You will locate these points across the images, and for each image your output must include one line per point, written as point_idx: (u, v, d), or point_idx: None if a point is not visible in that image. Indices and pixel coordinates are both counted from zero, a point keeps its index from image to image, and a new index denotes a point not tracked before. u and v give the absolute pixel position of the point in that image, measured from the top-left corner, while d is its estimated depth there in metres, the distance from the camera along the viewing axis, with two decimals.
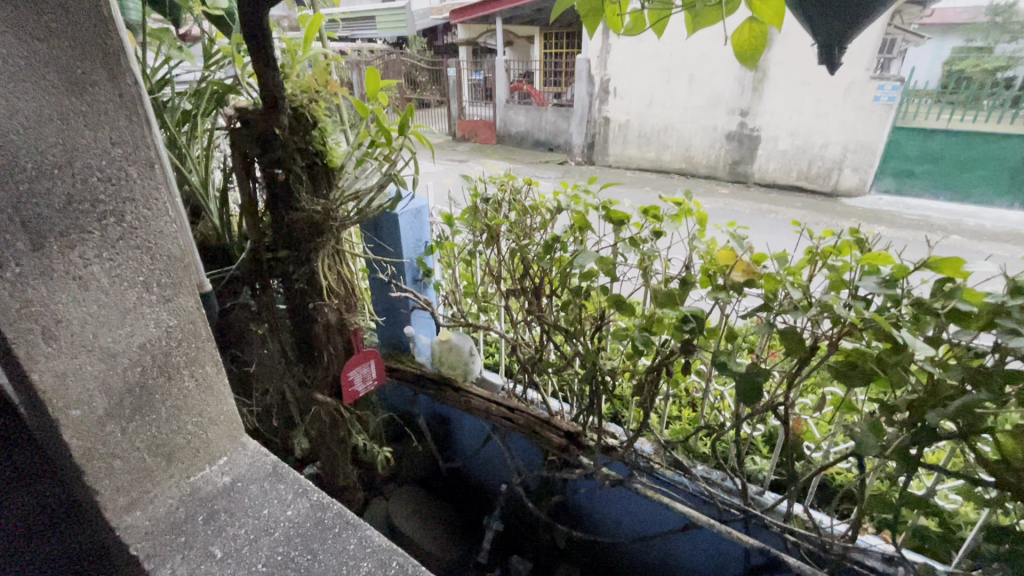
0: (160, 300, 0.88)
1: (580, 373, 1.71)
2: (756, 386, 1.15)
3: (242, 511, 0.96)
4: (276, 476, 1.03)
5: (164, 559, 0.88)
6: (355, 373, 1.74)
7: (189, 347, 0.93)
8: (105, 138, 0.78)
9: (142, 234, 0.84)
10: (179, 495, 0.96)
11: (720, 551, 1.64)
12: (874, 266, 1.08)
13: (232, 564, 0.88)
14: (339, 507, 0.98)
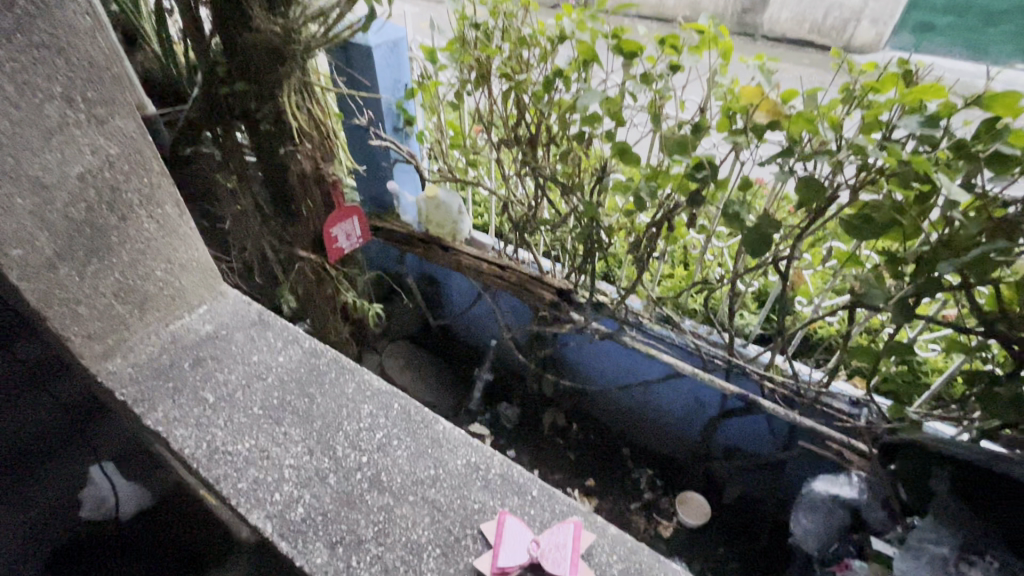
0: (92, 121, 0.83)
1: (575, 230, 1.64)
2: (765, 239, 1.10)
3: (232, 359, 1.02)
4: (263, 324, 1.08)
5: (153, 404, 0.94)
6: (338, 229, 1.64)
7: (141, 182, 0.92)
8: None
9: (51, 31, 0.76)
10: (161, 342, 1.01)
11: (698, 396, 1.75)
12: (918, 103, 0.96)
13: (226, 408, 0.95)
14: (332, 354, 1.06)
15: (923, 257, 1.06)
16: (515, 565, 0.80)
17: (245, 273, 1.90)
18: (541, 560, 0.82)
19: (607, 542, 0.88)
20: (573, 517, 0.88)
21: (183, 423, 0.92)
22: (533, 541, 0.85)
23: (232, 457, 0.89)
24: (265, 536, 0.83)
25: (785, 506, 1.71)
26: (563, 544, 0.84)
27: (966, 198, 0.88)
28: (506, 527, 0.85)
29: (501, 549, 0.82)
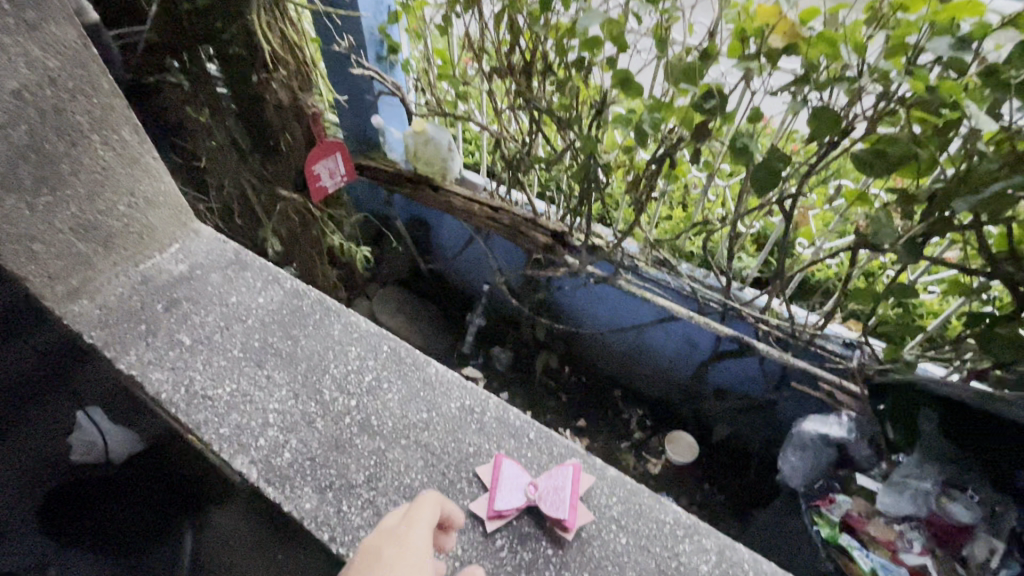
0: (23, 27, 0.80)
1: (572, 168, 1.55)
2: (772, 176, 1.04)
3: (209, 301, 1.08)
4: (241, 264, 1.15)
5: (128, 347, 1.00)
6: (320, 167, 1.53)
7: (89, 103, 0.91)
8: None
9: None
10: (131, 285, 1.06)
11: (691, 339, 1.75)
12: (951, 22, 0.87)
13: (204, 348, 1.02)
14: (315, 296, 1.13)
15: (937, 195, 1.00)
16: (513, 508, 0.89)
17: (225, 214, 1.81)
18: (539, 501, 0.91)
19: (606, 485, 0.95)
20: (570, 460, 0.95)
21: (158, 367, 0.99)
22: (531, 484, 0.92)
23: (212, 401, 0.97)
24: (252, 480, 0.90)
25: (773, 444, 1.75)
26: (560, 484, 0.92)
27: (994, 128, 0.81)
28: (504, 472, 0.93)
29: (499, 492, 0.90)
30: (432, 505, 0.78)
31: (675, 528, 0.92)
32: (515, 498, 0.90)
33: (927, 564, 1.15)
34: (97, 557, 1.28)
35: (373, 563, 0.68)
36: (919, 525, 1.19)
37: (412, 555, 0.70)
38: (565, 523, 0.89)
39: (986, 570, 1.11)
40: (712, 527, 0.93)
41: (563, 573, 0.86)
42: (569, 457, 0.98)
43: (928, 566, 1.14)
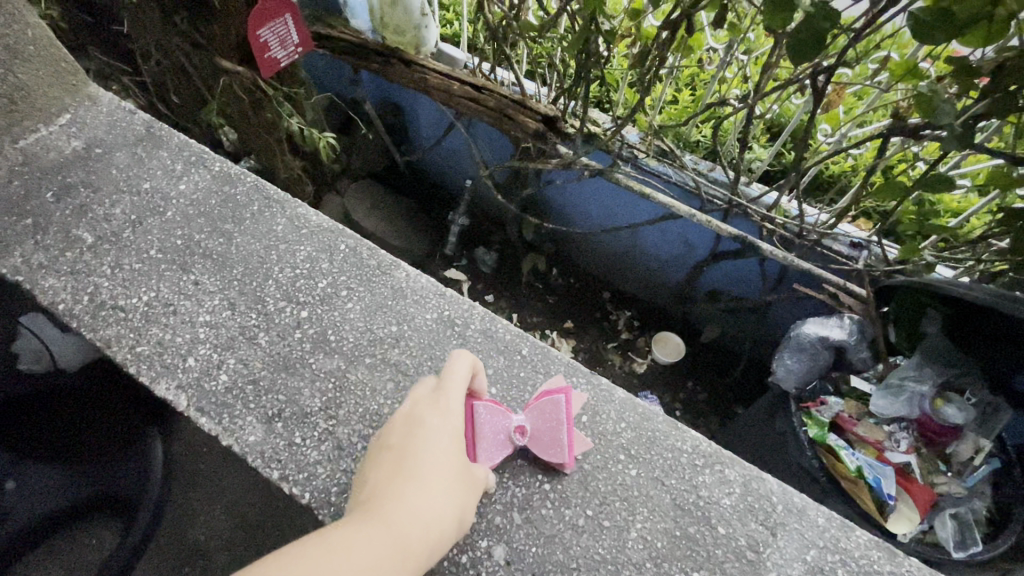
0: None
1: (567, 38, 1.32)
2: (813, 40, 0.86)
3: (118, 187, 0.98)
4: (155, 142, 1.04)
5: (18, 246, 0.91)
6: (266, 32, 1.28)
7: None
8: None
9: None
10: (9, 166, 0.96)
11: (688, 240, 1.64)
12: None
13: (110, 248, 0.93)
14: (252, 183, 1.03)
15: (1007, 65, 0.84)
16: (498, 457, 0.84)
17: (157, 90, 1.56)
18: (528, 444, 0.85)
19: (614, 410, 0.93)
20: (560, 392, 0.87)
21: (52, 273, 0.90)
22: (517, 427, 0.85)
23: (124, 314, 0.88)
24: (182, 408, 0.83)
25: (763, 347, 1.72)
26: (549, 422, 0.85)
27: None
28: (480, 420, 0.84)
29: (480, 444, 0.83)
30: (466, 374, 0.81)
31: (695, 457, 0.91)
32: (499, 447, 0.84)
33: (912, 462, 1.16)
34: (59, 466, 1.22)
35: (418, 425, 0.73)
36: (911, 426, 1.18)
37: (452, 419, 0.75)
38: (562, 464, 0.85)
39: (967, 466, 1.14)
40: (736, 457, 0.91)
41: (563, 509, 0.85)
42: (557, 384, 0.89)
43: (911, 464, 1.15)
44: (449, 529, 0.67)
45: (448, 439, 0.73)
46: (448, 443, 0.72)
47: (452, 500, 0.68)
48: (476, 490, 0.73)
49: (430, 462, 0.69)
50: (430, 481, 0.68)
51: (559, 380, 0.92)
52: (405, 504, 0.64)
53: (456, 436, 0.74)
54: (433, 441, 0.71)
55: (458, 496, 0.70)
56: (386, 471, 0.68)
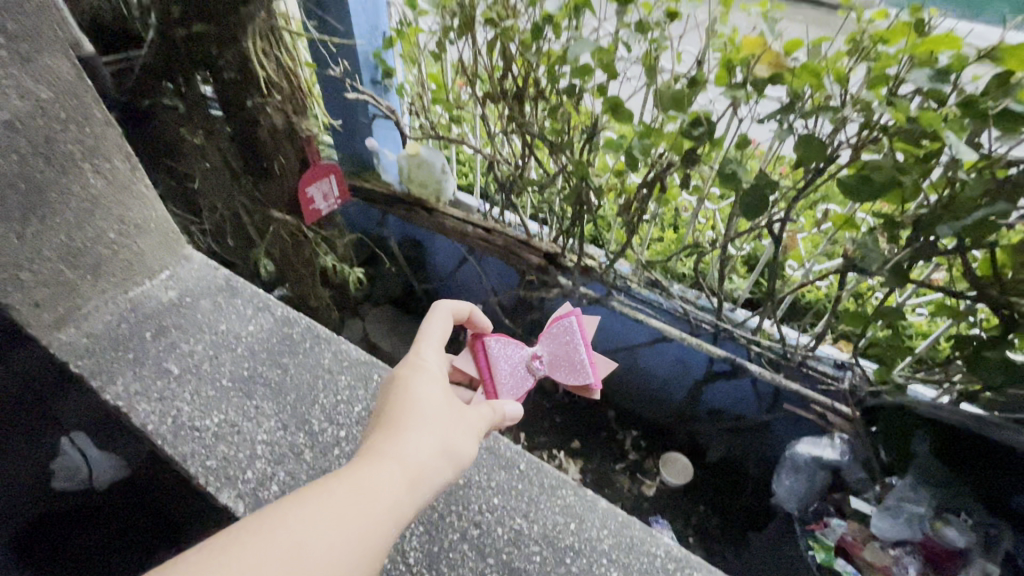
0: (18, 60, 0.87)
1: (563, 191, 1.58)
2: (761, 202, 1.07)
3: (201, 329, 1.15)
4: (231, 292, 1.23)
5: (116, 377, 1.06)
6: (314, 189, 1.55)
7: (86, 139, 1.00)
8: None
9: None
10: (118, 312, 1.14)
11: (684, 361, 1.76)
12: (929, 55, 0.90)
13: (192, 378, 1.07)
14: (305, 324, 1.19)
15: (922, 219, 1.03)
16: (522, 389, 1.00)
17: (218, 236, 1.83)
18: (548, 371, 1.03)
19: (597, 517, 0.98)
20: (569, 316, 1.04)
21: (144, 398, 1.04)
22: (532, 358, 1.02)
23: (199, 433, 1.00)
24: (240, 514, 0.91)
25: (768, 465, 1.74)
26: (564, 346, 1.03)
27: (973, 158, 0.84)
28: (495, 356, 0.99)
29: (499, 373, 0.98)
30: (437, 330, 0.88)
31: (666, 561, 0.93)
32: (520, 377, 1.00)
33: None
34: None
35: (394, 382, 0.78)
36: (915, 549, 1.20)
37: (426, 370, 0.80)
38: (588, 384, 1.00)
39: None
40: (703, 561, 0.94)
41: None
42: (564, 311, 1.06)
43: None
44: (439, 465, 0.70)
45: (426, 384, 0.78)
46: (427, 389, 0.77)
47: (435, 438, 0.71)
48: (468, 425, 0.77)
49: (411, 407, 0.74)
50: (412, 422, 0.72)
51: (564, 307, 1.09)
52: (379, 447, 0.69)
53: (437, 383, 0.79)
54: (415, 390, 0.76)
55: (443, 432, 0.73)
56: (374, 424, 0.73)
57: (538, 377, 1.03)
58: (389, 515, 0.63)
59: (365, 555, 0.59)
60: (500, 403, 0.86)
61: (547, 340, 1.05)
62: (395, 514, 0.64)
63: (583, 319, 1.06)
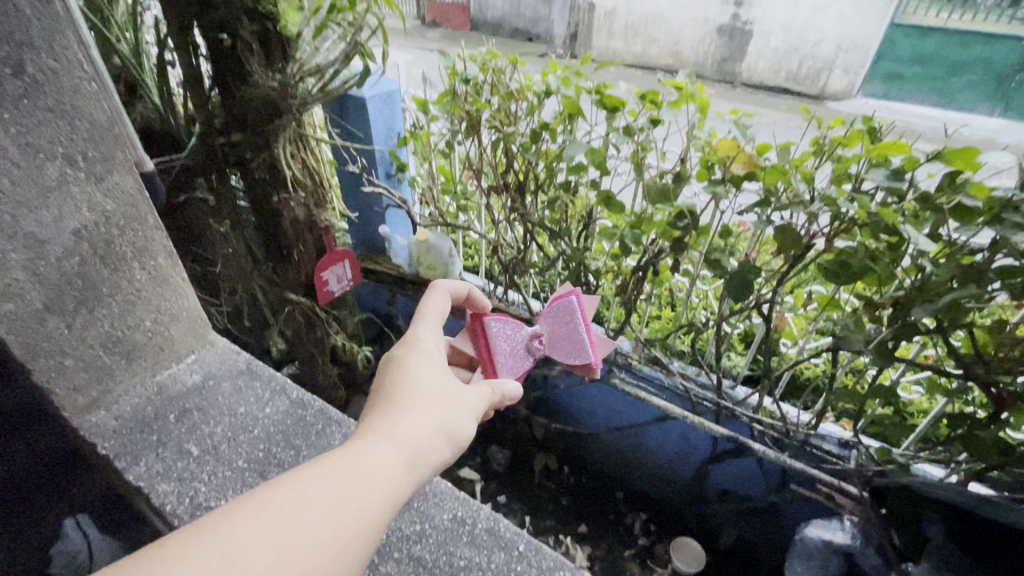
0: (90, 178, 0.99)
1: (563, 273, 1.68)
2: (746, 285, 1.15)
3: (220, 410, 1.20)
4: (250, 373, 1.29)
5: (137, 458, 1.10)
6: (329, 273, 1.65)
7: (136, 239, 1.11)
8: (32, 19, 0.85)
9: (58, 93, 0.92)
10: (146, 394, 1.20)
11: (689, 440, 1.75)
12: (883, 157, 1.02)
13: (208, 459, 1.11)
14: (317, 405, 1.23)
15: (900, 301, 1.09)
16: (521, 367, 1.03)
17: (236, 316, 1.92)
18: (548, 351, 1.07)
19: None
20: (569, 295, 1.07)
21: (165, 479, 1.07)
22: (531, 338, 1.05)
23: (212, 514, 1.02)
24: None
25: (782, 551, 1.68)
26: (565, 325, 1.07)
27: (933, 248, 0.92)
28: (495, 335, 1.02)
29: (498, 351, 1.01)
30: (433, 314, 0.92)
31: None
32: (519, 357, 1.03)
33: None
34: None
35: (392, 362, 0.82)
36: None
37: (423, 350, 0.84)
38: (590, 362, 1.05)
39: None
40: None
41: None
42: (565, 291, 1.10)
43: None
44: (436, 445, 0.73)
45: (421, 363, 0.81)
46: (423, 369, 0.80)
47: (431, 419, 0.74)
48: (467, 405, 0.80)
49: (409, 388, 0.77)
50: (409, 404, 0.75)
51: (566, 286, 1.12)
52: (376, 425, 0.72)
53: (433, 363, 0.83)
54: (412, 372, 0.79)
55: (441, 413, 0.76)
56: (374, 404, 0.77)
57: (538, 357, 1.06)
58: (384, 495, 0.66)
59: (360, 528, 0.63)
60: (500, 383, 0.90)
61: (547, 319, 1.09)
62: (391, 493, 0.67)
63: (583, 299, 1.10)
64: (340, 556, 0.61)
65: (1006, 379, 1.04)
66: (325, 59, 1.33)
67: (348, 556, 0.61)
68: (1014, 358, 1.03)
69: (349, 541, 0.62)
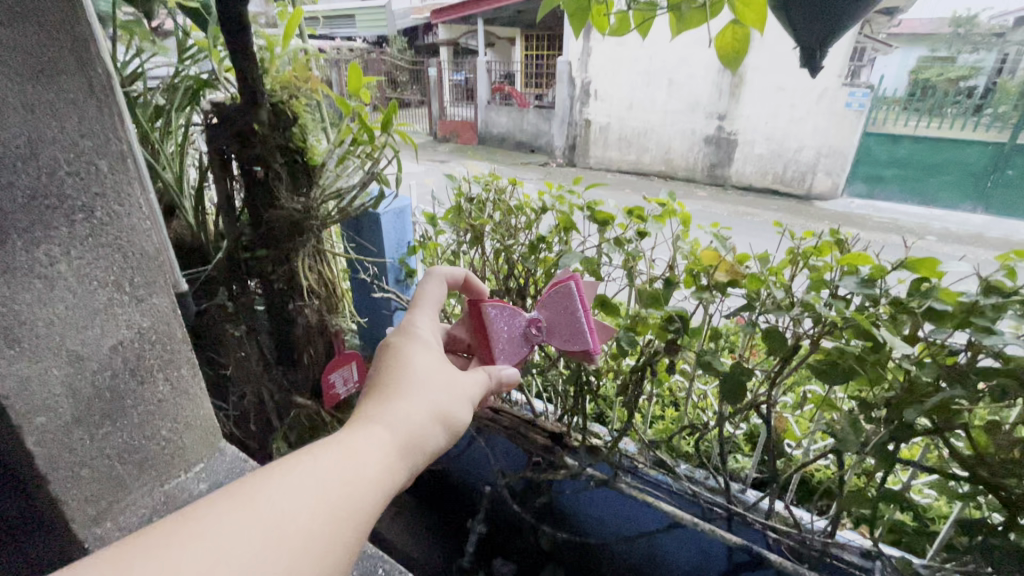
0: (131, 300, 1.14)
1: (564, 374, 1.72)
2: (739, 386, 1.19)
3: None
4: None
5: None
6: (336, 375, 1.68)
7: (161, 351, 1.21)
8: (100, 168, 1.04)
9: (112, 230, 1.09)
10: (151, 506, 1.22)
11: (703, 550, 1.66)
12: (853, 266, 1.10)
13: None
14: None
15: (891, 401, 1.11)
16: (519, 354, 1.10)
17: (242, 420, 1.94)
18: (547, 336, 1.12)
19: None
20: (568, 281, 1.09)
21: None
22: (530, 323, 1.12)
23: None
24: None
25: None
26: (564, 313, 1.10)
27: (909, 350, 0.96)
28: (492, 319, 1.11)
29: (496, 337, 1.11)
30: (427, 309, 0.96)
31: None
32: (516, 345, 1.10)
33: None
34: None
35: (388, 349, 0.85)
36: None
37: (417, 338, 0.87)
38: (588, 348, 1.09)
39: None
40: None
41: None
42: (565, 275, 1.11)
43: None
44: (430, 431, 0.75)
45: (416, 351, 0.84)
46: (418, 356, 0.83)
47: (426, 404, 0.76)
48: (461, 391, 0.83)
49: (403, 376, 0.79)
50: (403, 392, 0.77)
51: (567, 270, 1.13)
52: (371, 411, 0.74)
53: (428, 352, 0.85)
54: (407, 359, 0.82)
55: (435, 400, 0.78)
56: (367, 393, 0.79)
57: (537, 342, 1.12)
58: (377, 478, 0.67)
59: (354, 511, 0.64)
60: (496, 369, 0.94)
61: (546, 305, 1.13)
62: (384, 477, 0.68)
63: (584, 283, 1.11)
64: (333, 541, 0.61)
65: (1012, 481, 1.02)
66: (346, 183, 1.50)
67: (341, 541, 0.62)
68: (1015, 460, 1.02)
69: (340, 526, 0.62)
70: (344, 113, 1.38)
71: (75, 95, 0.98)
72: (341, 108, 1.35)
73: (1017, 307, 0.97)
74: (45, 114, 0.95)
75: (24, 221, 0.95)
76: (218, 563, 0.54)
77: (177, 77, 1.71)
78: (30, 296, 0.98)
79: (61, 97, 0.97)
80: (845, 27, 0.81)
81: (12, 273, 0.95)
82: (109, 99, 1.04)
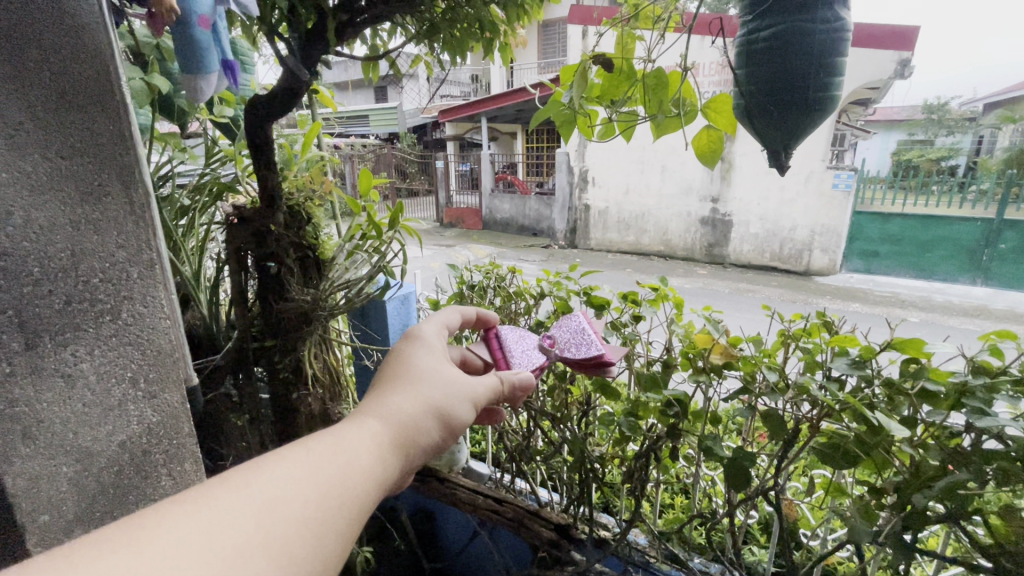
0: (145, 395, 1.18)
1: (568, 461, 1.69)
2: (743, 472, 1.17)
3: None
4: None
5: None
6: None
7: (167, 446, 1.23)
8: (129, 272, 1.13)
9: (135, 329, 1.15)
10: None
11: None
12: (843, 347, 1.13)
13: None
14: None
15: (901, 486, 1.07)
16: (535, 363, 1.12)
17: None
18: (560, 350, 1.16)
19: None
20: (576, 313, 1.23)
21: None
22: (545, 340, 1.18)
23: None
24: None
25: None
26: (576, 333, 1.19)
27: (908, 431, 0.95)
28: (507, 339, 1.18)
29: (511, 353, 1.15)
30: (433, 319, 1.01)
31: None
32: (530, 355, 1.14)
33: None
34: None
35: (394, 352, 0.88)
36: None
37: (422, 343, 0.91)
38: (603, 355, 1.13)
39: None
40: None
41: None
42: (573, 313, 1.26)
43: None
44: (425, 425, 0.77)
45: (419, 353, 0.88)
46: (421, 358, 0.87)
47: (426, 400, 0.79)
48: (462, 390, 0.84)
49: (404, 373, 0.82)
50: (404, 387, 0.79)
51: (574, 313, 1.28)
52: (373, 405, 0.76)
53: (432, 355, 0.89)
54: (410, 360, 0.85)
55: (435, 396, 0.80)
56: (368, 390, 0.81)
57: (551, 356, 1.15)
58: (373, 466, 0.68)
59: (350, 495, 0.64)
60: (506, 373, 0.97)
61: (558, 330, 1.22)
62: (380, 465, 0.69)
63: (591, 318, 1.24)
64: (327, 523, 0.60)
65: None
66: (354, 274, 1.59)
67: (336, 525, 0.61)
68: None
69: (335, 510, 0.62)
70: (354, 211, 1.48)
71: (117, 212, 1.09)
72: (352, 208, 1.46)
73: (1009, 388, 0.98)
74: (89, 231, 1.05)
75: (55, 325, 1.02)
76: (212, 538, 0.52)
77: (204, 180, 1.87)
78: (51, 396, 1.03)
79: (105, 214, 1.08)
80: (806, 132, 0.88)
81: (37, 373, 1.00)
82: (146, 212, 1.15)
